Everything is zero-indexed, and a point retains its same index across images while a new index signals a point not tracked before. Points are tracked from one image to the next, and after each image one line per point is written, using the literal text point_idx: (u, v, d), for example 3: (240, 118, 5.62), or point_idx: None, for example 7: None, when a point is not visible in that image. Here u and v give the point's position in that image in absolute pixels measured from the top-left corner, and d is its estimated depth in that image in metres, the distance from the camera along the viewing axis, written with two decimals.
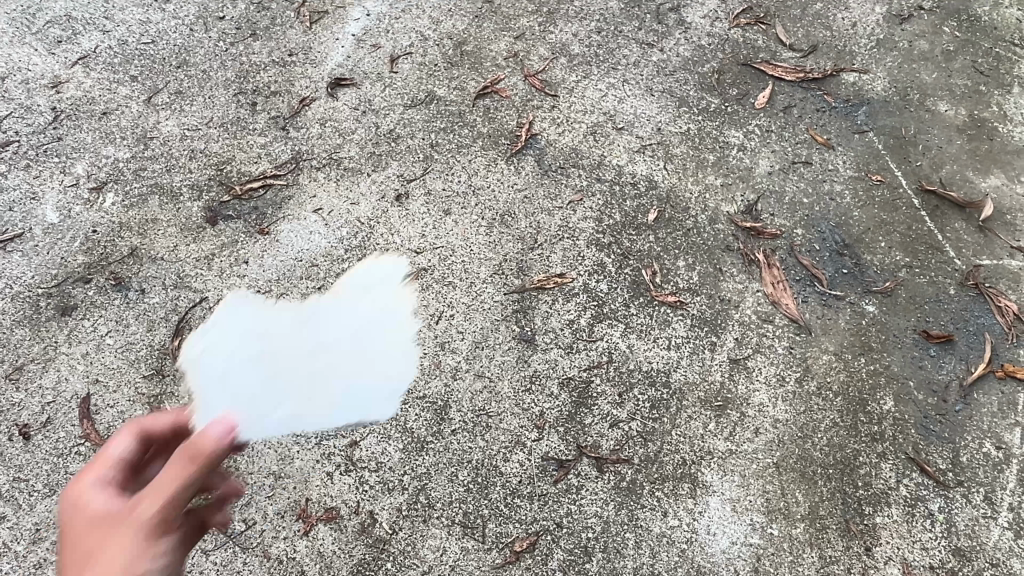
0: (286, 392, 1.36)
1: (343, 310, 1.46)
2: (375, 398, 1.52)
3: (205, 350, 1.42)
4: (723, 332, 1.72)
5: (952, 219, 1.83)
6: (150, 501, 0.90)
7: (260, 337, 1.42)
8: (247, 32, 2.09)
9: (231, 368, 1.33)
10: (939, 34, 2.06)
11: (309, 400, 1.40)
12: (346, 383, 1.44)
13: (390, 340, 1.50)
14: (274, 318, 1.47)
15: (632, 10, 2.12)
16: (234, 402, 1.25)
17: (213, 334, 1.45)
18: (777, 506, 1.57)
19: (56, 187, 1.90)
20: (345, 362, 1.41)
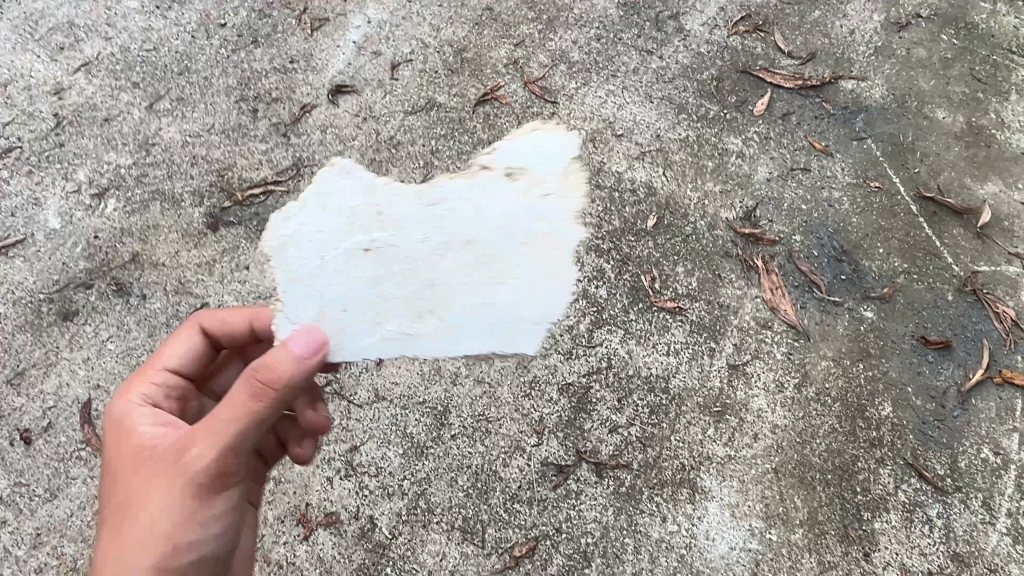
0: (399, 313, 1.24)
1: (499, 206, 1.25)
2: (499, 327, 1.24)
3: (302, 236, 1.25)
4: (722, 337, 1.73)
5: (951, 225, 1.84)
6: (202, 453, 1.07)
7: (359, 227, 1.25)
8: (248, 40, 2.09)
9: (329, 261, 1.24)
10: (937, 42, 2.04)
11: (433, 315, 1.24)
12: (462, 296, 1.24)
13: (540, 256, 1.24)
14: (386, 211, 1.25)
15: (631, 17, 2.09)
16: (325, 306, 1.23)
17: (323, 219, 1.25)
18: (775, 511, 1.60)
19: (59, 194, 1.92)
20: (466, 279, 1.24)
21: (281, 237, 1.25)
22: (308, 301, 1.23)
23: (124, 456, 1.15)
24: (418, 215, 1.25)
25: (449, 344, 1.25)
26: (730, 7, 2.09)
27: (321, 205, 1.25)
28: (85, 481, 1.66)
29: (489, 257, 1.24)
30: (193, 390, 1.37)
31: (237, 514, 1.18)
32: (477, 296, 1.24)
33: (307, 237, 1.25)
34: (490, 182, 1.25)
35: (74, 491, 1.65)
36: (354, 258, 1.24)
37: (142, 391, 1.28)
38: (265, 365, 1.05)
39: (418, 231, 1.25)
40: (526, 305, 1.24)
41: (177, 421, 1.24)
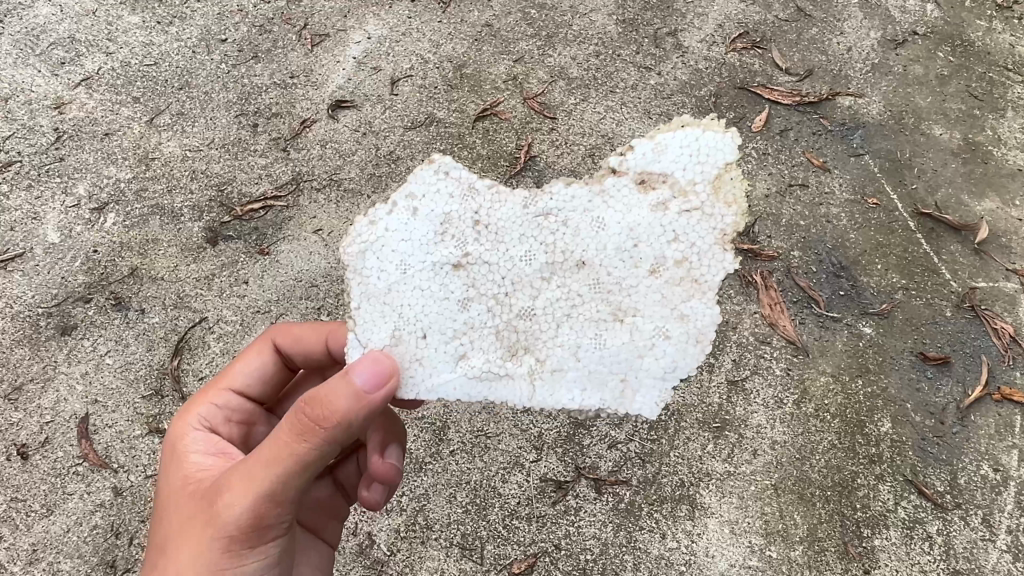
0: (491, 347, 1.32)
1: (624, 220, 1.36)
2: (608, 369, 1.33)
3: (382, 242, 1.34)
4: (721, 353, 1.72)
5: (948, 242, 1.84)
6: (240, 496, 1.07)
7: (457, 242, 1.35)
8: (248, 55, 2.10)
9: (416, 273, 1.32)
10: (933, 59, 2.05)
11: (528, 356, 1.33)
12: (580, 331, 1.33)
13: (673, 298, 1.33)
14: (490, 230, 1.36)
15: (630, 33, 2.10)
16: (397, 330, 1.29)
17: (411, 226, 1.35)
18: (775, 528, 1.61)
19: (58, 208, 1.93)
20: (576, 311, 1.34)
21: (365, 244, 1.34)
22: (384, 323, 1.30)
23: (172, 487, 1.18)
24: (523, 237, 1.36)
25: (543, 391, 1.33)
26: (727, 24, 2.10)
27: (417, 214, 1.36)
28: (83, 496, 1.65)
29: (604, 287, 1.34)
30: (259, 411, 1.40)
31: (277, 560, 1.18)
32: (582, 325, 1.33)
33: (389, 246, 1.34)
34: (620, 193, 1.38)
35: (70, 507, 1.65)
36: (442, 272, 1.33)
37: (205, 411, 1.32)
38: (310, 404, 1.06)
39: (524, 251, 1.35)
40: (632, 345, 1.33)
41: (232, 451, 1.26)
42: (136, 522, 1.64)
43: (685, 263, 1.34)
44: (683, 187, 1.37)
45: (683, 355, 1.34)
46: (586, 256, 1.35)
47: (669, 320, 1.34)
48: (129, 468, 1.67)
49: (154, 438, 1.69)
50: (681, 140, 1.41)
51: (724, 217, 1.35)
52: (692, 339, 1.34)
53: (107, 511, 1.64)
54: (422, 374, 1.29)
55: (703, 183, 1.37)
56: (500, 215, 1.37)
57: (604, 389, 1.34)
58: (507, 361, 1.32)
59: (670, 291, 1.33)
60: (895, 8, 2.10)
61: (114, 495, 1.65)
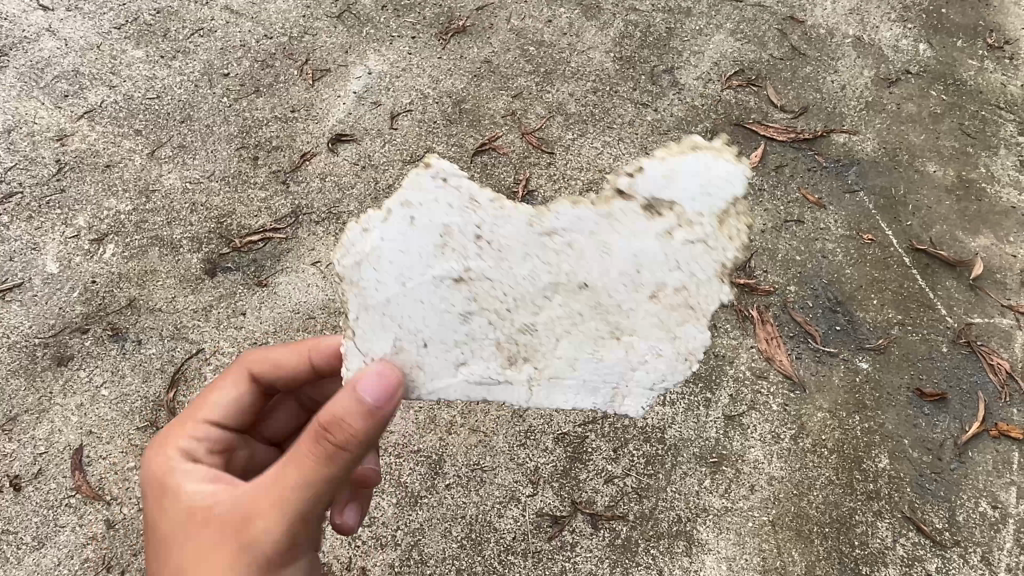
0: (493, 355, 1.23)
1: (625, 245, 1.26)
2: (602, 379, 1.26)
3: (379, 254, 1.21)
4: (718, 388, 1.72)
5: (944, 277, 1.86)
6: (265, 533, 1.02)
7: (459, 256, 1.22)
8: (250, 89, 2.14)
9: (417, 286, 1.20)
10: (926, 97, 2.11)
11: (528, 365, 1.25)
12: (579, 346, 1.26)
13: (668, 321, 1.26)
14: (496, 248, 1.24)
15: (628, 70, 2.15)
16: (399, 342, 1.20)
17: (408, 236, 1.22)
18: (773, 565, 1.57)
19: (58, 239, 1.92)
20: (576, 328, 1.25)
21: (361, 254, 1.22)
22: (391, 332, 1.20)
23: (174, 521, 1.11)
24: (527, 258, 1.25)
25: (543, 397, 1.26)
26: (723, 62, 2.17)
27: (428, 228, 1.22)
28: (74, 528, 1.59)
29: (605, 308, 1.25)
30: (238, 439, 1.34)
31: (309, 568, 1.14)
32: (580, 339, 1.25)
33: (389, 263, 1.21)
34: (625, 218, 1.27)
35: (62, 540, 1.59)
36: (443, 285, 1.21)
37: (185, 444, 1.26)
38: (332, 425, 0.99)
39: (526, 266, 1.24)
40: (628, 361, 1.26)
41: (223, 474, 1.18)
42: (128, 556, 1.57)
43: (683, 292, 1.26)
44: (688, 218, 1.26)
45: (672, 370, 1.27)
46: (591, 280, 1.25)
47: (663, 341, 1.26)
48: (122, 500, 1.62)
49: None
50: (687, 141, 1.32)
51: (727, 251, 1.26)
52: (680, 359, 1.27)
53: (99, 544, 1.58)
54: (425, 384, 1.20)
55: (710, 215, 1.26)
56: (505, 233, 1.25)
57: (595, 400, 1.27)
58: (506, 368, 1.24)
59: (665, 315, 1.25)
60: (887, 48, 2.19)
61: (107, 528, 1.59)
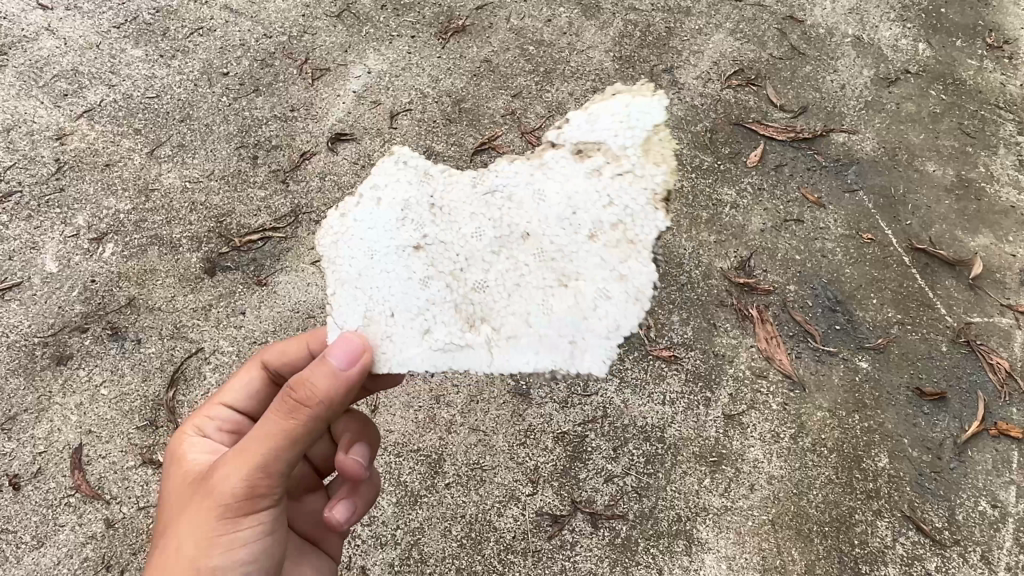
0: (451, 320, 1.39)
1: (564, 190, 1.54)
2: (563, 336, 1.44)
3: (352, 229, 1.47)
4: (718, 387, 1.72)
5: (943, 277, 1.86)
6: (225, 481, 1.09)
7: (415, 227, 1.47)
8: (250, 88, 2.13)
9: (381, 258, 1.41)
10: (925, 97, 2.11)
11: (484, 326, 1.41)
12: (534, 300, 1.43)
13: (614, 254, 1.48)
14: (448, 218, 1.51)
15: (627, 70, 2.15)
16: (369, 313, 1.35)
17: (375, 215, 1.48)
18: (772, 564, 1.58)
19: (57, 238, 1.92)
20: (524, 280, 1.45)
21: (335, 234, 1.48)
22: (358, 304, 1.36)
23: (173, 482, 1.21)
24: (474, 218, 1.52)
25: (502, 356, 1.41)
26: (722, 61, 2.17)
27: (388, 207, 1.49)
28: (74, 528, 1.59)
29: (549, 257, 1.47)
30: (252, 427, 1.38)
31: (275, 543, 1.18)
32: (531, 290, 1.44)
33: (359, 235, 1.46)
34: (560, 163, 1.60)
35: (62, 539, 1.58)
36: (404, 254, 1.43)
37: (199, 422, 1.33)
38: (297, 383, 1.08)
39: (474, 228, 1.50)
40: (581, 302, 1.44)
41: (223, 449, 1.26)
42: (128, 554, 1.57)
43: (621, 226, 1.50)
44: (614, 152, 1.58)
45: (626, 315, 1.49)
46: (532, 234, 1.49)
47: (613, 282, 1.47)
48: (122, 499, 1.61)
49: (147, 469, 1.64)
50: (610, 110, 1.72)
51: (654, 176, 1.56)
52: (628, 303, 1.49)
53: (99, 543, 1.58)
54: (394, 351, 1.32)
55: (633, 149, 1.59)
56: (455, 198, 1.55)
57: (556, 355, 1.44)
58: (466, 331, 1.39)
59: (609, 252, 1.47)
60: (887, 48, 2.19)
61: (106, 527, 1.59)
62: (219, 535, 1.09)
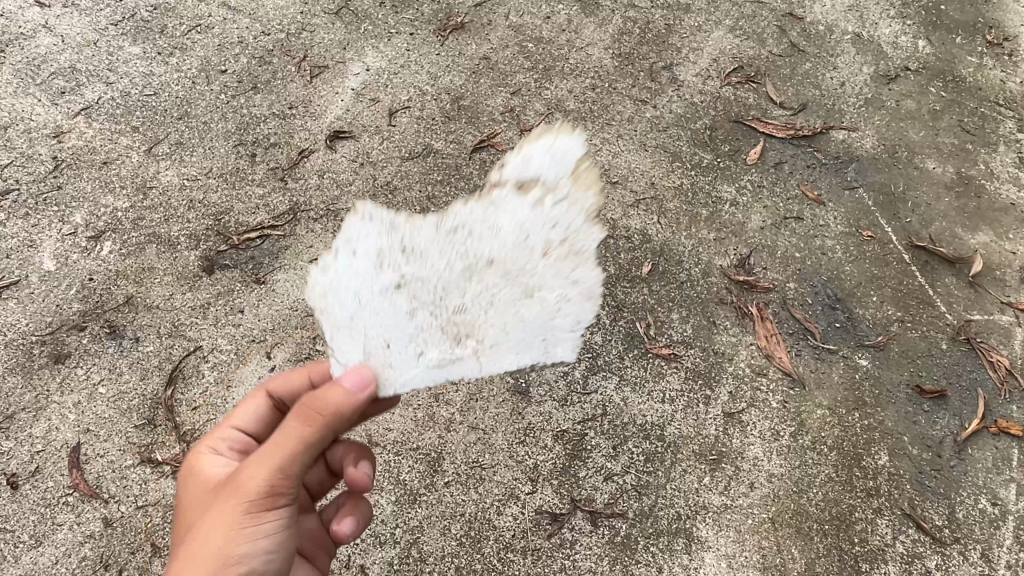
0: (439, 342, 1.29)
1: (513, 219, 1.35)
2: (536, 336, 1.31)
3: (333, 284, 1.35)
4: (717, 385, 1.72)
5: (943, 274, 1.86)
6: (248, 480, 1.09)
7: (393, 268, 1.34)
8: (248, 86, 2.13)
9: (367, 301, 1.32)
10: (925, 94, 2.11)
11: (471, 339, 1.29)
12: (500, 311, 1.31)
13: (567, 269, 1.34)
14: (415, 251, 1.35)
15: (626, 67, 2.15)
16: (368, 354, 1.27)
17: (353, 264, 1.35)
18: (773, 562, 1.56)
19: (55, 236, 1.91)
20: (495, 297, 1.31)
21: (321, 288, 1.36)
22: (353, 346, 1.28)
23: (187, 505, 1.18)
24: (443, 249, 1.35)
25: (491, 361, 1.29)
26: (722, 58, 2.16)
27: (354, 252, 1.36)
28: (71, 527, 1.58)
29: (513, 274, 1.32)
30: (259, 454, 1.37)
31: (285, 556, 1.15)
32: (505, 306, 1.31)
33: (342, 285, 1.34)
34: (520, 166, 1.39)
35: (59, 538, 1.57)
36: (388, 295, 1.32)
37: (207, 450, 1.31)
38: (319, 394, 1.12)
39: (446, 261, 1.34)
40: (546, 314, 1.32)
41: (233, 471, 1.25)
42: (126, 554, 1.56)
43: (567, 239, 1.35)
44: (551, 181, 1.38)
45: (580, 307, 1.34)
46: (494, 255, 1.33)
47: (567, 287, 1.34)
48: (120, 498, 1.61)
49: (146, 468, 1.64)
50: (537, 162, 1.39)
51: (586, 199, 1.38)
52: (585, 297, 1.34)
53: (96, 542, 1.57)
54: (394, 378, 1.26)
55: (565, 178, 1.38)
56: (421, 237, 1.37)
57: (534, 354, 1.31)
58: (453, 347, 1.29)
59: (560, 263, 1.34)
60: (886, 45, 2.18)
61: (104, 526, 1.58)
62: (243, 524, 1.07)
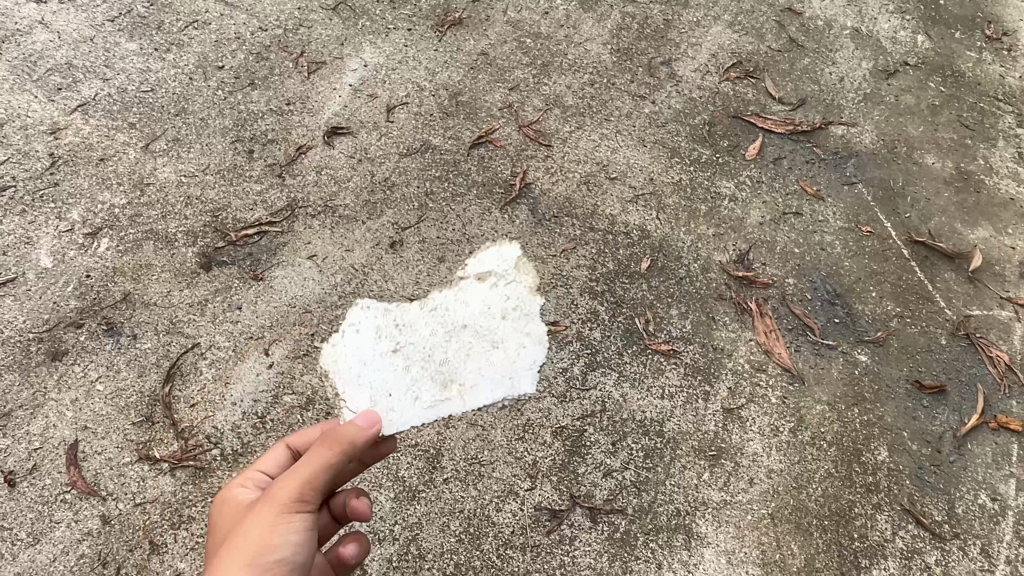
0: (430, 388, 1.72)
1: (480, 298, 1.82)
2: (501, 380, 1.72)
3: (344, 355, 1.75)
4: (716, 380, 1.72)
5: (943, 269, 1.86)
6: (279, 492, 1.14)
7: (391, 339, 1.78)
8: (245, 82, 2.12)
9: (374, 365, 1.75)
10: (924, 89, 2.10)
11: (455, 385, 1.72)
12: (473, 361, 1.75)
13: (520, 328, 1.78)
14: (404, 324, 1.79)
15: (625, 63, 2.14)
16: (376, 403, 1.71)
17: (357, 339, 1.77)
18: (772, 558, 1.56)
19: (52, 233, 1.90)
20: (470, 351, 1.76)
21: (334, 359, 1.75)
22: (365, 395, 1.71)
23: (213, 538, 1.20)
24: (427, 325, 1.79)
25: (471, 398, 1.70)
26: (721, 54, 2.16)
27: (359, 333, 1.78)
28: (69, 525, 1.57)
29: (479, 333, 1.79)
30: None
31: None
32: (476, 358, 1.76)
33: (353, 354, 1.76)
34: (482, 264, 1.86)
35: (57, 535, 1.56)
36: (388, 359, 1.75)
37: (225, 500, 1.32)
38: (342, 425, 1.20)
39: (430, 330, 1.79)
40: (510, 362, 1.74)
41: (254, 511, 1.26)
42: (124, 551, 1.56)
43: (521, 306, 1.81)
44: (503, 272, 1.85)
45: (533, 358, 1.74)
46: (466, 322, 1.80)
47: (523, 344, 1.76)
48: (118, 496, 1.60)
49: (144, 465, 1.63)
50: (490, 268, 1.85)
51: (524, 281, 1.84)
52: (537, 344, 1.76)
53: (95, 540, 1.56)
54: (396, 417, 1.68)
55: (511, 272, 1.85)
56: (410, 316, 1.80)
57: (502, 392, 1.71)
58: (441, 392, 1.71)
59: (518, 325, 1.79)
60: (885, 40, 2.18)
61: (102, 524, 1.57)
62: (276, 525, 1.11)
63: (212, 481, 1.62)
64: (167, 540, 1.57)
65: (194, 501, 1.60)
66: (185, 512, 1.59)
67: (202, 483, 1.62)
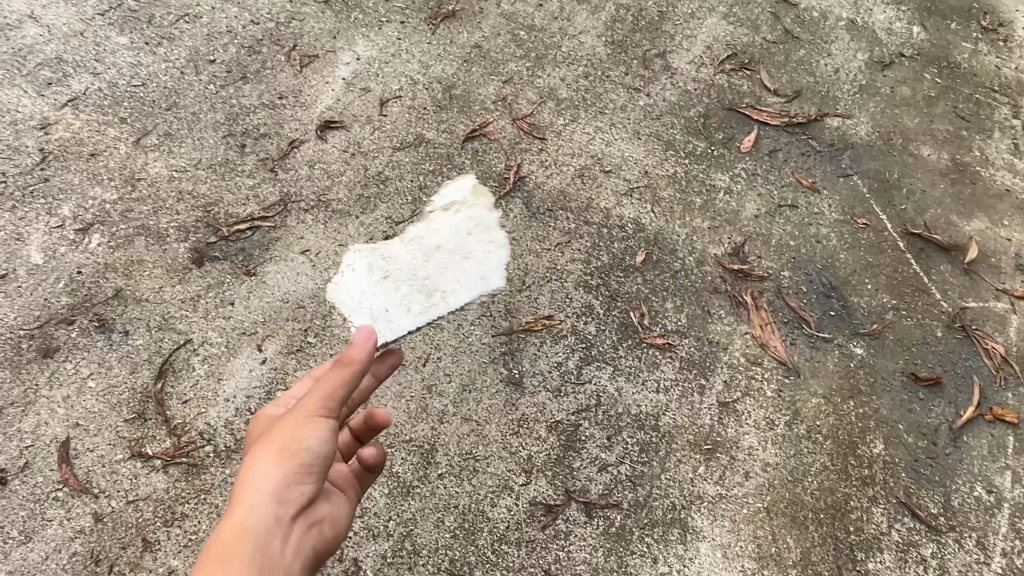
0: (418, 299, 1.81)
1: (446, 227, 1.90)
2: (478, 279, 1.82)
3: (342, 291, 1.81)
4: (712, 374, 1.71)
5: (938, 261, 1.85)
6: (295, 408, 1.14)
7: (379, 270, 1.84)
8: (237, 76, 2.10)
9: (369, 293, 1.81)
10: (920, 81, 2.09)
11: (439, 294, 1.81)
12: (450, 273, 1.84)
13: (485, 239, 1.88)
14: (386, 255, 1.86)
15: (620, 55, 2.13)
16: (376, 318, 1.78)
17: (351, 276, 1.83)
18: (768, 552, 1.54)
19: (42, 229, 1.89)
20: (445, 266, 1.85)
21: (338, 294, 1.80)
22: (369, 314, 1.78)
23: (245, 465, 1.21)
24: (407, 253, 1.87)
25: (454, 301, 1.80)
26: (716, 46, 2.15)
27: (350, 270, 1.83)
28: (61, 523, 1.56)
29: (452, 252, 1.87)
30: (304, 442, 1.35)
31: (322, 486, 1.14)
32: (453, 271, 1.84)
33: (349, 289, 1.81)
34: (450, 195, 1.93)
35: (49, 533, 1.55)
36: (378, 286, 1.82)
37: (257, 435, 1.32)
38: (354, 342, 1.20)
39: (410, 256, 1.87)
40: (483, 267, 1.84)
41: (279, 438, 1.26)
42: (116, 549, 1.54)
43: (480, 224, 1.90)
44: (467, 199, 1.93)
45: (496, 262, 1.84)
46: (439, 245, 1.89)
47: (489, 252, 1.86)
48: (110, 493, 1.59)
49: (136, 463, 1.62)
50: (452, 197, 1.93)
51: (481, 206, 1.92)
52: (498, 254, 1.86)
53: (87, 537, 1.55)
54: (398, 326, 1.77)
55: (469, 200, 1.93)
56: (391, 249, 1.87)
57: (478, 289, 1.81)
58: (429, 300, 1.80)
59: (483, 238, 1.88)
60: (881, 31, 2.17)
61: (94, 521, 1.56)
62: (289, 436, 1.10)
63: (206, 478, 1.61)
64: (160, 537, 1.55)
65: (187, 498, 1.59)
66: (178, 510, 1.58)
67: (195, 480, 1.61)
